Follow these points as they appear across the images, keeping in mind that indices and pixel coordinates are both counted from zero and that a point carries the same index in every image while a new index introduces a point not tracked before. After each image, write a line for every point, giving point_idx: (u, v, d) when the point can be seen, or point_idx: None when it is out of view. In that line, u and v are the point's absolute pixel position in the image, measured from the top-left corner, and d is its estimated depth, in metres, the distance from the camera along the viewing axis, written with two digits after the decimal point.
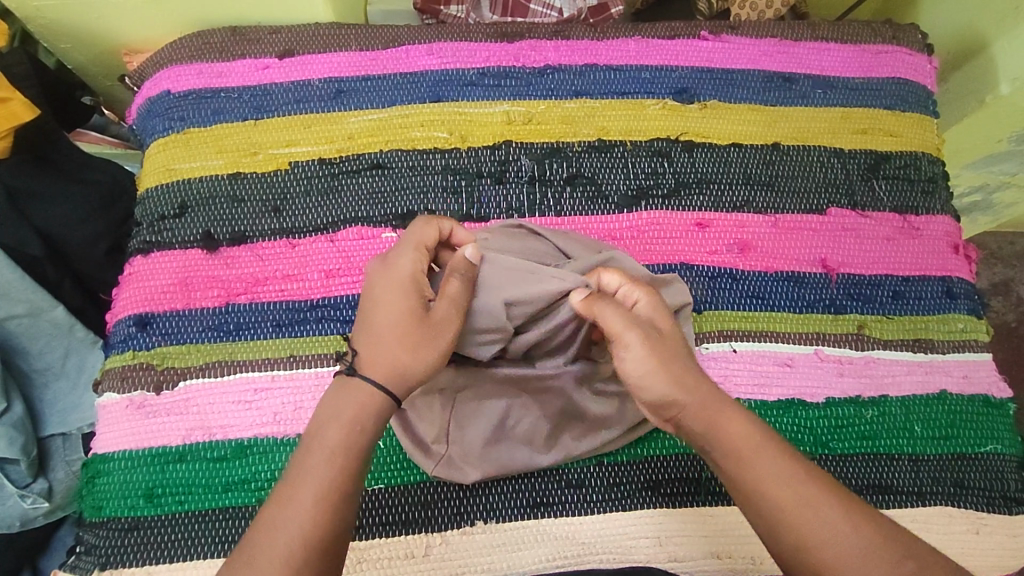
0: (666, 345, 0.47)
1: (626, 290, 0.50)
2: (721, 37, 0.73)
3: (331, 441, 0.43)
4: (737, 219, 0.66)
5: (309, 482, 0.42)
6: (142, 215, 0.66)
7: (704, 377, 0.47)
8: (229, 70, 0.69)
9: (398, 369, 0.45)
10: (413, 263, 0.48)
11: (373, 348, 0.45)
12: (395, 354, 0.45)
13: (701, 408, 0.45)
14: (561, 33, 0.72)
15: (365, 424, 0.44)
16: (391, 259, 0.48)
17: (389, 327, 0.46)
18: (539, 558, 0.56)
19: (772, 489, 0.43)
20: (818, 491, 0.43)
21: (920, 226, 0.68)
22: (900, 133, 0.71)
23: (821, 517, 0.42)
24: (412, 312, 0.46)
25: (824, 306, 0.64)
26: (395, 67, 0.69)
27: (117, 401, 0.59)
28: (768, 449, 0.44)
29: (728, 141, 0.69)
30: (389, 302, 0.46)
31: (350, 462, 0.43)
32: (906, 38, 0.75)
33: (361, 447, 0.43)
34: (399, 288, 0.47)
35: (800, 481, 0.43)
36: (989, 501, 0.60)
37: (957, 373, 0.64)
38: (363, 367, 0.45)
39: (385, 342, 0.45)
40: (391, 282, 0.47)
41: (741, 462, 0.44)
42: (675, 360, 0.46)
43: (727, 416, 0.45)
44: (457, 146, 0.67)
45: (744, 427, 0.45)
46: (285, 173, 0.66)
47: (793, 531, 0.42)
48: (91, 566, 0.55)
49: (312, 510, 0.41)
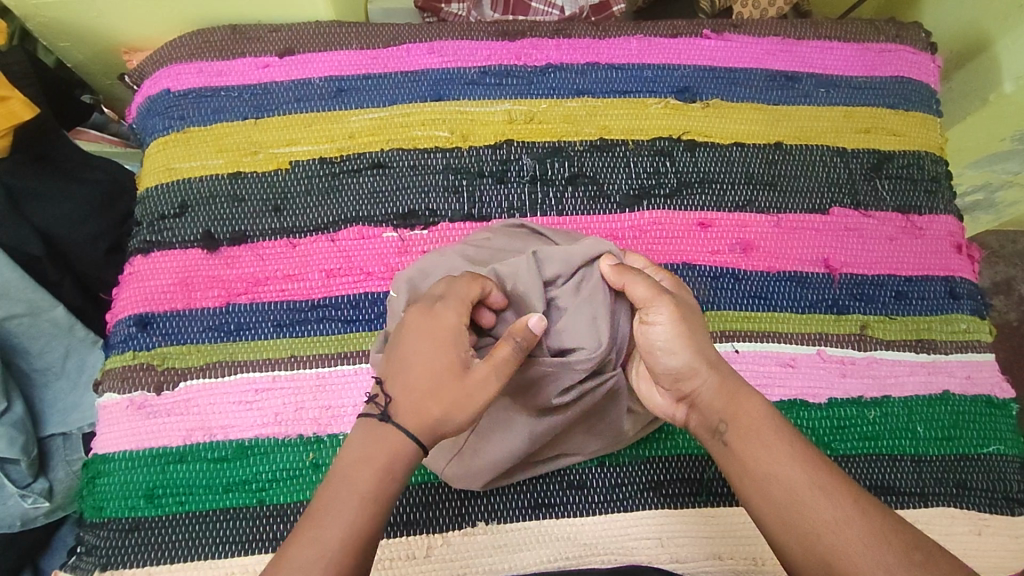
0: (695, 321, 0.50)
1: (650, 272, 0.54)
2: (724, 36, 0.72)
3: (360, 486, 0.43)
4: (739, 219, 0.66)
5: (333, 526, 0.42)
6: (142, 215, 0.65)
7: (726, 366, 0.50)
8: (229, 69, 0.69)
9: (431, 423, 0.45)
10: (456, 317, 0.47)
11: (408, 398, 0.45)
12: (428, 407, 0.45)
13: (719, 392, 0.49)
14: (563, 32, 0.72)
15: (394, 472, 0.44)
16: (434, 311, 0.47)
17: (425, 380, 0.45)
18: (541, 559, 0.55)
19: (779, 474, 0.45)
20: (827, 479, 0.44)
21: (923, 226, 0.68)
22: (903, 132, 0.71)
23: (826, 503, 0.43)
24: (450, 365, 0.45)
25: (826, 307, 0.64)
26: (396, 65, 0.69)
27: (117, 401, 0.59)
28: (780, 437, 0.47)
29: (730, 140, 0.69)
30: (429, 353, 0.46)
31: (375, 511, 0.43)
32: (910, 36, 0.75)
33: (387, 493, 0.44)
34: (439, 341, 0.46)
35: (808, 468, 0.45)
36: (991, 502, 0.60)
37: (960, 374, 0.63)
38: (395, 417, 0.45)
39: (421, 396, 0.45)
40: (430, 333, 0.46)
41: (752, 444, 0.46)
42: (701, 336, 0.50)
43: (744, 402, 0.48)
44: (458, 145, 0.67)
45: (759, 416, 0.48)
46: (285, 172, 0.65)
47: (798, 513, 0.44)
48: (92, 567, 0.55)
49: (335, 555, 0.41)
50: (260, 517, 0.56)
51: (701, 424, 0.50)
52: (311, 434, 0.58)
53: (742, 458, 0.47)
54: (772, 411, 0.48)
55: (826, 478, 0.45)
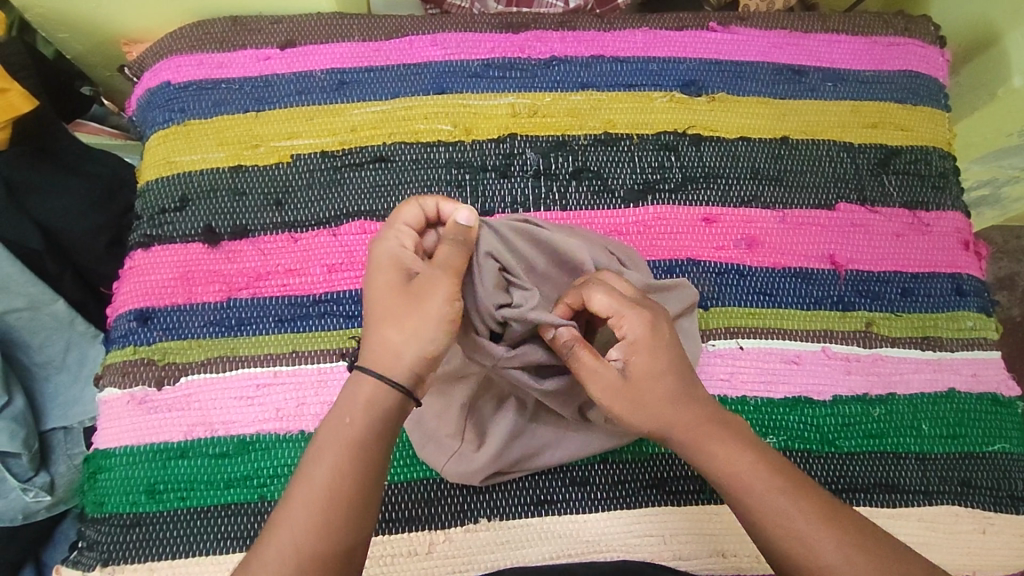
0: (643, 390, 0.47)
1: (617, 314, 0.47)
2: (730, 29, 0.72)
3: (327, 440, 0.44)
4: (745, 214, 0.65)
5: (305, 484, 0.43)
6: (142, 208, 0.65)
7: (690, 400, 0.48)
8: (230, 61, 0.68)
9: (397, 351, 0.44)
10: (398, 241, 0.47)
11: (370, 341, 0.45)
12: (388, 337, 0.45)
13: (686, 439, 0.47)
14: (567, 24, 0.71)
15: (353, 417, 0.44)
16: (378, 243, 0.48)
17: (378, 311, 0.46)
18: (543, 555, 0.55)
19: (763, 522, 0.45)
20: (811, 523, 0.44)
21: (929, 222, 0.67)
22: (912, 128, 0.70)
23: (811, 550, 0.44)
24: (396, 284, 0.46)
25: (833, 303, 0.64)
26: (398, 58, 0.68)
27: (119, 396, 0.59)
28: (759, 479, 0.46)
29: (735, 135, 0.68)
30: (377, 283, 0.46)
31: (340, 463, 0.43)
32: (919, 30, 0.74)
33: (353, 443, 0.43)
34: (384, 268, 0.47)
35: (790, 515, 0.45)
36: (996, 500, 0.59)
37: (965, 372, 0.63)
38: (364, 360, 0.45)
39: (379, 326, 0.45)
40: (375, 265, 0.47)
41: (732, 493, 0.46)
42: (656, 400, 0.47)
43: (716, 441, 0.47)
44: (461, 139, 0.66)
45: (732, 455, 0.47)
46: (287, 166, 0.65)
47: (801, 546, 0.44)
48: (93, 562, 0.55)
49: (306, 515, 0.42)
50: (261, 512, 0.56)
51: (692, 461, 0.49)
52: (313, 429, 0.58)
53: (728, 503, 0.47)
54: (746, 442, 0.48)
55: (812, 523, 0.44)
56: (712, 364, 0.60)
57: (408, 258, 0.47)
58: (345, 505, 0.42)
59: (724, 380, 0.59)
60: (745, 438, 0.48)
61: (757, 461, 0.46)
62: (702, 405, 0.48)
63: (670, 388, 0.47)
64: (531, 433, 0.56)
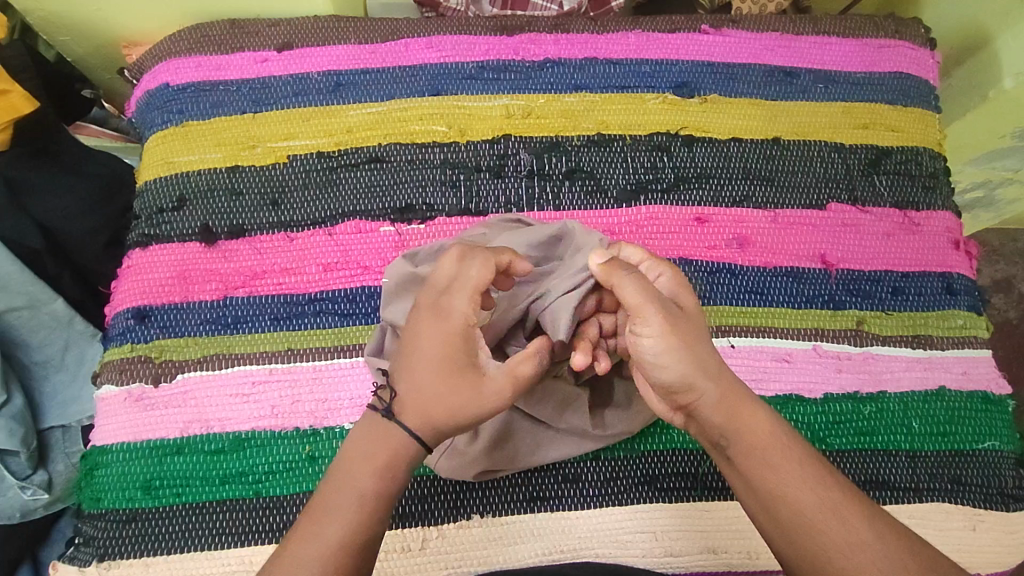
0: (687, 328, 0.47)
1: (648, 266, 0.51)
2: (722, 31, 0.73)
3: (364, 486, 0.44)
4: (736, 214, 0.66)
5: (340, 525, 0.43)
6: (141, 208, 0.65)
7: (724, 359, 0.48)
8: (228, 63, 0.69)
9: (436, 424, 0.45)
10: (464, 310, 0.46)
11: (415, 398, 0.45)
12: (434, 404, 0.45)
13: (724, 401, 0.47)
14: (561, 27, 0.72)
15: (396, 471, 0.45)
16: (443, 305, 0.46)
17: (433, 382, 0.45)
18: (536, 552, 0.56)
19: (790, 495, 0.45)
20: (843, 496, 0.45)
21: (920, 222, 0.68)
22: (903, 129, 0.70)
23: (844, 525, 0.43)
24: (461, 364, 0.45)
25: (823, 302, 0.64)
26: (394, 60, 0.69)
27: (116, 393, 0.59)
28: (797, 453, 0.46)
29: (728, 136, 0.69)
30: (441, 350, 0.45)
31: (375, 508, 0.44)
32: (909, 32, 0.74)
33: (389, 492, 0.45)
34: (454, 338, 0.46)
35: (825, 486, 0.45)
36: (987, 497, 0.60)
37: (956, 370, 0.63)
38: (403, 417, 0.45)
39: (430, 394, 0.45)
40: (444, 328, 0.46)
41: (769, 457, 0.46)
42: (698, 342, 0.47)
43: (749, 412, 0.47)
44: (456, 140, 0.67)
45: (769, 426, 0.47)
46: (284, 166, 0.66)
47: (836, 520, 0.44)
48: (90, 557, 0.55)
49: (335, 552, 0.42)
50: (256, 509, 0.56)
51: (701, 433, 0.49)
52: (309, 426, 0.58)
53: (751, 473, 0.46)
54: (777, 417, 0.48)
55: (846, 496, 0.45)
56: None
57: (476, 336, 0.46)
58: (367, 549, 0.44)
59: None
60: (775, 415, 0.48)
61: (789, 435, 0.47)
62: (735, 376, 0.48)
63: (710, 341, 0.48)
64: (522, 431, 0.56)
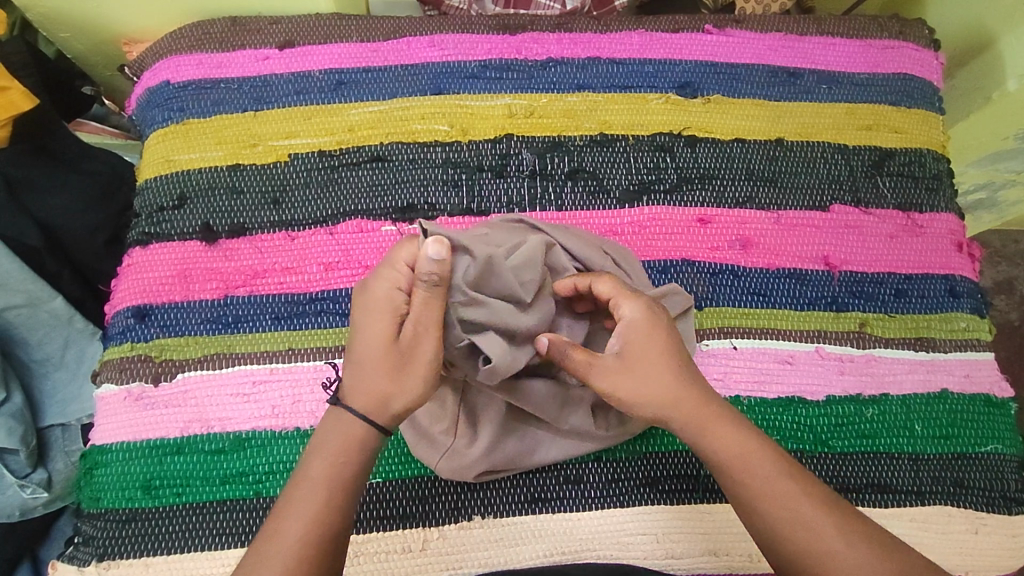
0: (643, 362, 0.48)
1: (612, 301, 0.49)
2: (725, 31, 0.72)
3: (316, 475, 0.44)
4: (739, 215, 0.66)
5: (297, 517, 0.43)
6: (141, 206, 0.65)
7: (693, 383, 0.49)
8: (229, 61, 0.68)
9: (377, 398, 0.46)
10: (387, 284, 0.46)
11: (355, 378, 0.46)
12: (373, 381, 0.46)
13: (692, 423, 0.48)
14: (564, 27, 0.72)
15: (348, 457, 0.45)
16: (368, 282, 0.47)
17: (367, 355, 0.46)
18: (537, 554, 0.56)
19: (768, 507, 0.45)
20: (813, 507, 0.45)
21: (923, 224, 0.68)
22: (907, 130, 0.70)
23: (814, 535, 0.44)
24: (388, 335, 0.46)
25: (826, 304, 0.64)
26: (395, 59, 0.69)
27: (115, 392, 0.59)
28: (767, 465, 0.47)
29: (731, 136, 0.68)
30: (372, 326, 0.46)
31: (332, 497, 0.44)
32: (913, 34, 0.74)
33: (345, 478, 0.45)
34: (379, 311, 0.46)
35: (796, 498, 0.45)
36: (989, 501, 0.60)
37: (959, 372, 0.63)
38: (348, 398, 0.46)
39: (367, 369, 0.46)
40: (369, 304, 0.46)
41: (740, 474, 0.46)
42: (658, 373, 0.48)
43: (720, 427, 0.48)
44: (457, 139, 0.66)
45: (740, 440, 0.47)
46: (284, 165, 0.65)
47: (805, 530, 0.45)
48: (90, 557, 0.55)
49: (296, 545, 0.42)
50: (256, 509, 0.56)
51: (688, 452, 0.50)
52: (309, 426, 0.58)
53: (729, 487, 0.47)
54: (748, 426, 0.49)
55: (817, 506, 0.45)
56: (706, 363, 0.61)
57: (401, 303, 0.46)
58: (331, 542, 0.43)
59: (718, 380, 0.60)
60: (746, 426, 0.49)
61: (758, 446, 0.47)
62: (704, 392, 0.49)
63: (675, 367, 0.48)
64: (523, 431, 0.56)
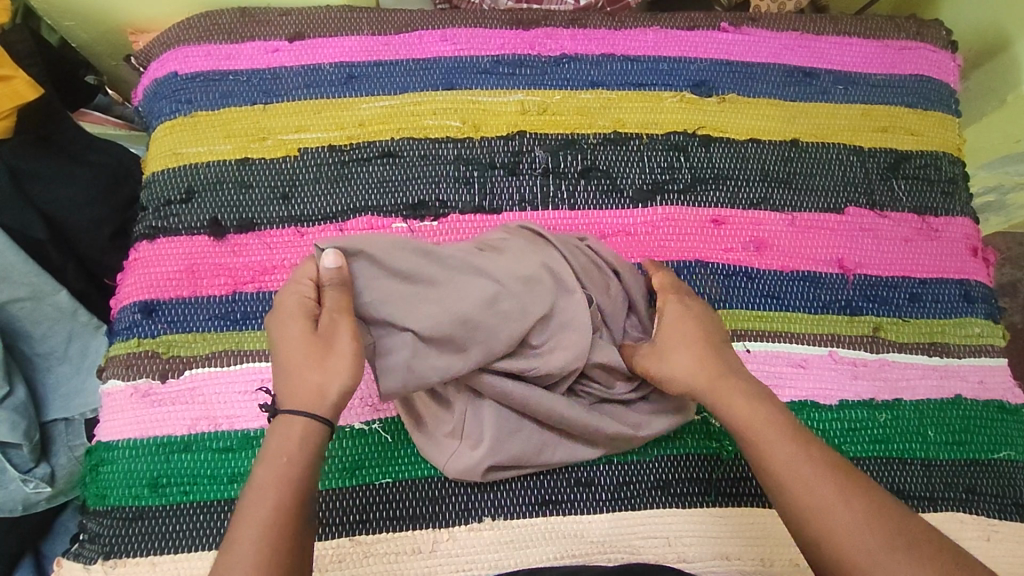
0: (673, 339, 0.54)
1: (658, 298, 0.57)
2: (742, 30, 0.71)
3: (263, 479, 0.44)
4: (753, 216, 0.65)
5: (251, 520, 0.42)
6: (148, 199, 0.64)
7: (716, 360, 0.53)
8: (239, 52, 0.67)
9: (314, 392, 0.46)
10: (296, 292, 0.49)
11: (286, 381, 0.47)
12: (306, 378, 0.46)
13: (710, 392, 0.51)
14: (579, 22, 0.70)
15: (291, 455, 0.45)
16: (281, 294, 0.50)
17: (290, 356, 0.47)
18: (547, 556, 0.55)
19: (776, 467, 0.47)
20: (813, 466, 0.46)
21: (938, 227, 0.67)
22: (922, 133, 0.70)
23: (808, 491, 0.46)
24: (306, 331, 0.47)
25: (840, 307, 0.63)
26: (406, 53, 0.68)
27: (122, 388, 0.58)
28: (772, 428, 0.49)
29: (746, 136, 0.68)
30: (287, 331, 0.48)
31: (284, 499, 0.43)
32: (930, 34, 0.73)
33: (300, 477, 0.44)
34: (296, 313, 0.48)
35: (796, 458, 0.47)
36: (1001, 508, 0.59)
37: (973, 378, 0.63)
38: (285, 403, 0.46)
39: (296, 369, 0.47)
40: (284, 312, 0.48)
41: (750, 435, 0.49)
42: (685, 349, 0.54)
43: (734, 396, 0.51)
44: (469, 135, 0.65)
45: (751, 406, 0.50)
46: (294, 159, 0.64)
47: (800, 487, 0.46)
48: (95, 556, 0.54)
49: (257, 544, 0.41)
50: None
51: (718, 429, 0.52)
52: None
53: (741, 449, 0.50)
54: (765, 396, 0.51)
55: (817, 468, 0.46)
56: None
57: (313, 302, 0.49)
58: (290, 537, 0.42)
59: None
60: (763, 397, 0.51)
61: (767, 412, 0.50)
62: (726, 368, 0.53)
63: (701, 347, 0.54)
64: (529, 430, 0.55)
